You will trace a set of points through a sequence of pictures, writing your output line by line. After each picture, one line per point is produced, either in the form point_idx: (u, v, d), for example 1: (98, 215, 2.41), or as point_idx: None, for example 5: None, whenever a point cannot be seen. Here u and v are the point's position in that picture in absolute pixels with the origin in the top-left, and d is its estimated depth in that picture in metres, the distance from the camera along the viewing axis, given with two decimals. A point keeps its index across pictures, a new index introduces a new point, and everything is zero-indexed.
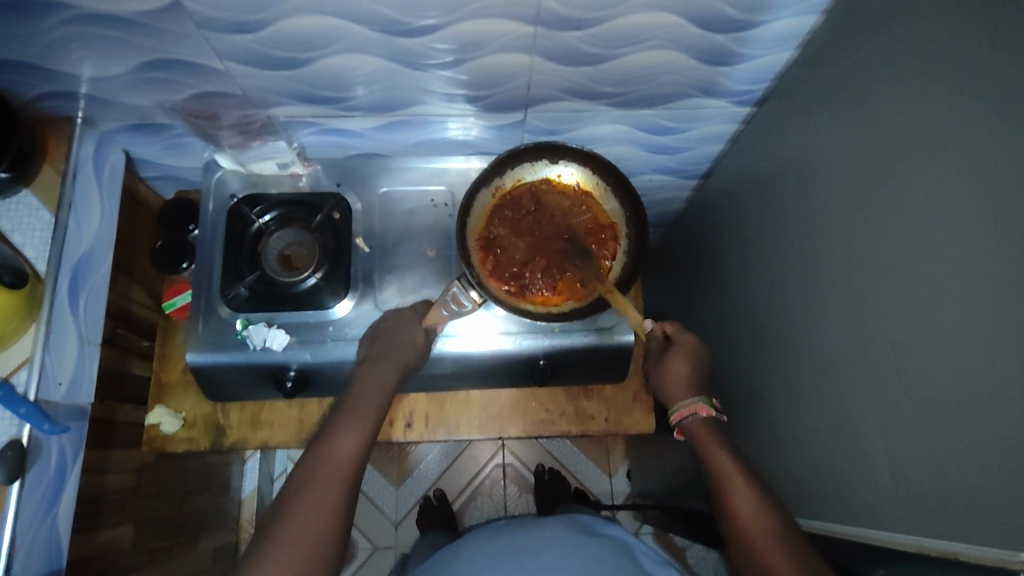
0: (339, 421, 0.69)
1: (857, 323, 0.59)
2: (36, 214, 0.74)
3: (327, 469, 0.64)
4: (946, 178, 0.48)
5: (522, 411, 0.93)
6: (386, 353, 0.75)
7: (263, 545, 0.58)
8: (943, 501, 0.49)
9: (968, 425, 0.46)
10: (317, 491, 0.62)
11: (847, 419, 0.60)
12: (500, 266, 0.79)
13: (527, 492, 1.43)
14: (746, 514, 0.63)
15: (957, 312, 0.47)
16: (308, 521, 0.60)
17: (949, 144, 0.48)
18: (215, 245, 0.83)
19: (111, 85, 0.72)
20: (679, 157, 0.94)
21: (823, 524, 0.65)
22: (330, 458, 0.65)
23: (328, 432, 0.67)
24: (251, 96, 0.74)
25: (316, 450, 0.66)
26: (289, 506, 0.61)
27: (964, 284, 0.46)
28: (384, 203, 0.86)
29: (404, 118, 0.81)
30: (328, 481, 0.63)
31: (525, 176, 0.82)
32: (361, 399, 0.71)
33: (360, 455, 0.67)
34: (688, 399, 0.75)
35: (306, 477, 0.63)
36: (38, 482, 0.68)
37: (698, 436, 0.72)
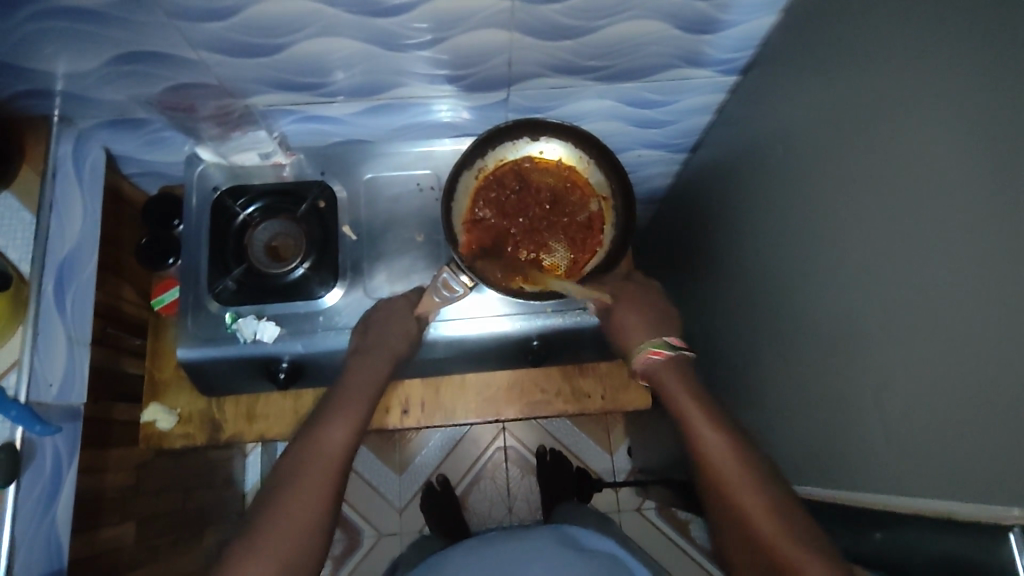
0: (330, 413, 0.69)
1: (851, 287, 0.58)
2: (18, 215, 0.73)
3: (318, 459, 0.64)
4: (933, 135, 0.47)
5: (518, 392, 0.93)
6: (378, 344, 0.75)
7: (252, 535, 0.59)
8: (941, 462, 0.49)
9: (961, 384, 0.46)
10: (305, 482, 0.62)
11: (842, 385, 0.60)
12: (491, 249, 0.79)
13: (529, 474, 1.43)
14: (729, 474, 0.65)
15: (947, 272, 0.46)
16: (294, 512, 0.60)
17: (938, 99, 0.47)
18: (201, 239, 0.82)
19: (85, 80, 0.70)
20: (667, 130, 0.93)
21: (825, 489, 0.65)
22: (320, 450, 0.65)
23: (317, 423, 0.68)
24: (229, 85, 0.72)
25: (308, 440, 0.66)
26: (278, 498, 0.61)
27: (956, 240, 0.45)
28: (370, 189, 0.85)
29: (385, 102, 0.79)
30: (318, 472, 0.63)
31: (507, 156, 0.81)
32: (352, 391, 0.71)
33: (351, 446, 0.67)
34: (640, 347, 0.76)
35: (293, 467, 0.64)
36: (33, 483, 0.67)
37: (666, 385, 0.73)
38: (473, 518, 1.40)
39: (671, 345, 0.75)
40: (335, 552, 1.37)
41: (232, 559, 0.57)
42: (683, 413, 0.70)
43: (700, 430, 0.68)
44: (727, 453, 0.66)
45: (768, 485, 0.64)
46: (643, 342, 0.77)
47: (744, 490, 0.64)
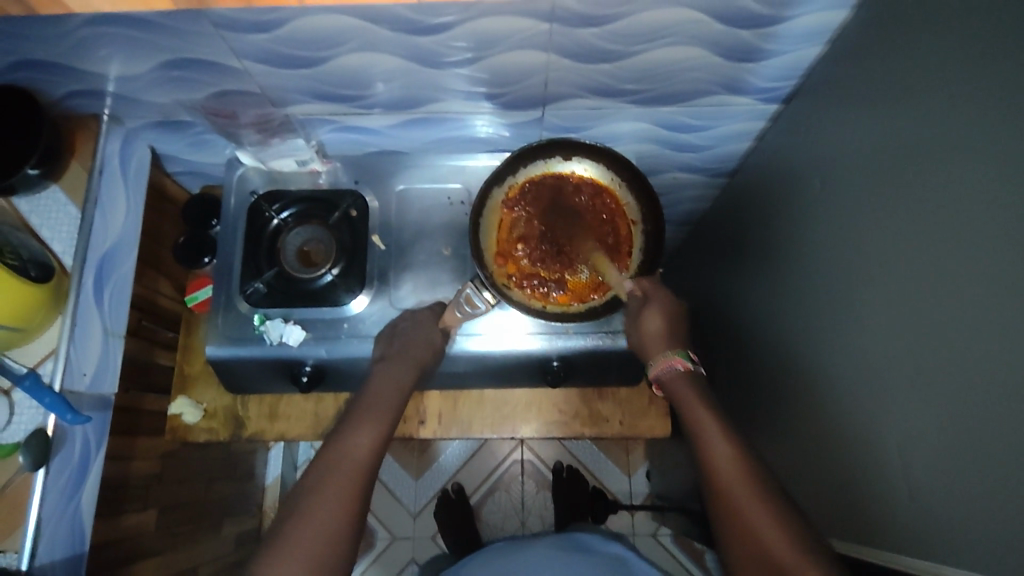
0: (356, 419, 0.69)
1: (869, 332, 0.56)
2: (64, 209, 0.77)
3: (342, 470, 0.64)
4: (974, 186, 0.45)
5: (536, 411, 0.93)
6: (403, 355, 0.75)
7: (275, 548, 0.59)
8: (972, 525, 0.47)
9: (996, 449, 0.43)
10: (331, 494, 0.62)
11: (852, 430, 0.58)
12: (518, 268, 0.79)
13: (545, 490, 1.42)
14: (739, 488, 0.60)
15: (984, 330, 0.44)
16: (317, 524, 0.60)
17: (982, 147, 0.45)
18: (236, 240, 0.85)
19: (136, 83, 0.73)
20: (705, 155, 0.91)
21: (848, 543, 0.62)
22: (346, 459, 0.65)
23: (341, 433, 0.68)
24: (271, 94, 0.74)
25: (332, 448, 0.66)
26: (302, 508, 0.61)
27: (996, 297, 0.43)
28: (401, 201, 0.86)
29: (421, 116, 0.80)
30: (340, 483, 0.63)
31: (538, 173, 0.80)
32: (377, 398, 0.71)
33: (375, 454, 0.67)
34: (663, 353, 0.72)
35: (318, 477, 0.63)
36: (62, 468, 0.70)
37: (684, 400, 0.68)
38: (486, 530, 1.40)
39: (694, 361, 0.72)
40: None
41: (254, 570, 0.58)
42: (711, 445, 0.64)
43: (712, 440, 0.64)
44: (732, 454, 0.62)
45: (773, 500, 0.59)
46: (665, 348, 0.72)
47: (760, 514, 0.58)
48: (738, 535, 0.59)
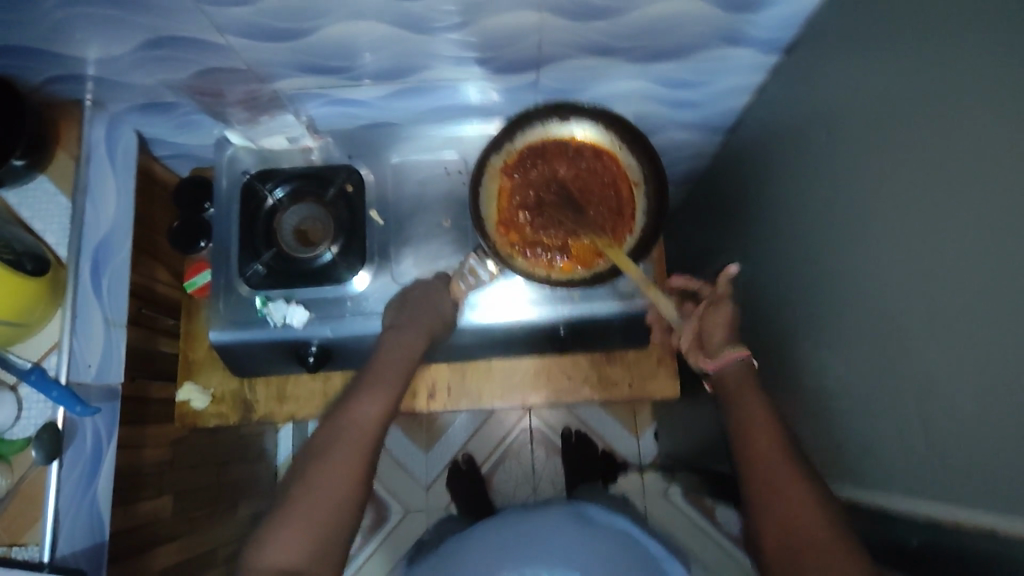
0: (364, 387, 0.70)
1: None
2: (54, 200, 0.75)
3: (351, 432, 0.65)
4: (986, 130, 0.44)
5: (544, 378, 0.93)
6: (413, 321, 0.76)
7: (283, 513, 0.59)
8: (988, 468, 0.47)
9: (1011, 395, 0.43)
10: (341, 459, 0.63)
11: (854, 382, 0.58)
12: (521, 236, 0.78)
13: (554, 455, 1.44)
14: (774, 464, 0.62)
15: (997, 278, 0.44)
16: (326, 487, 0.61)
17: (994, 90, 0.43)
18: (231, 222, 0.83)
19: (117, 65, 0.71)
20: (703, 112, 0.89)
21: (863, 489, 0.62)
22: (356, 424, 0.66)
23: (349, 402, 0.68)
24: (256, 70, 0.72)
25: (342, 413, 0.67)
26: (310, 468, 0.62)
27: (1008, 242, 0.43)
28: (397, 173, 0.85)
29: (412, 85, 0.78)
30: (351, 444, 0.64)
31: (536, 138, 0.79)
32: (387, 366, 0.72)
33: (382, 423, 0.68)
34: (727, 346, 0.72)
35: (325, 444, 0.64)
36: (75, 460, 0.70)
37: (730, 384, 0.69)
38: (498, 497, 1.42)
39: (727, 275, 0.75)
40: (364, 524, 1.41)
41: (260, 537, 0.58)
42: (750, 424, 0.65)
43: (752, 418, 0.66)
44: (766, 434, 0.64)
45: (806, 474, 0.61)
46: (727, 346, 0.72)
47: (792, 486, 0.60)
48: (766, 501, 0.61)
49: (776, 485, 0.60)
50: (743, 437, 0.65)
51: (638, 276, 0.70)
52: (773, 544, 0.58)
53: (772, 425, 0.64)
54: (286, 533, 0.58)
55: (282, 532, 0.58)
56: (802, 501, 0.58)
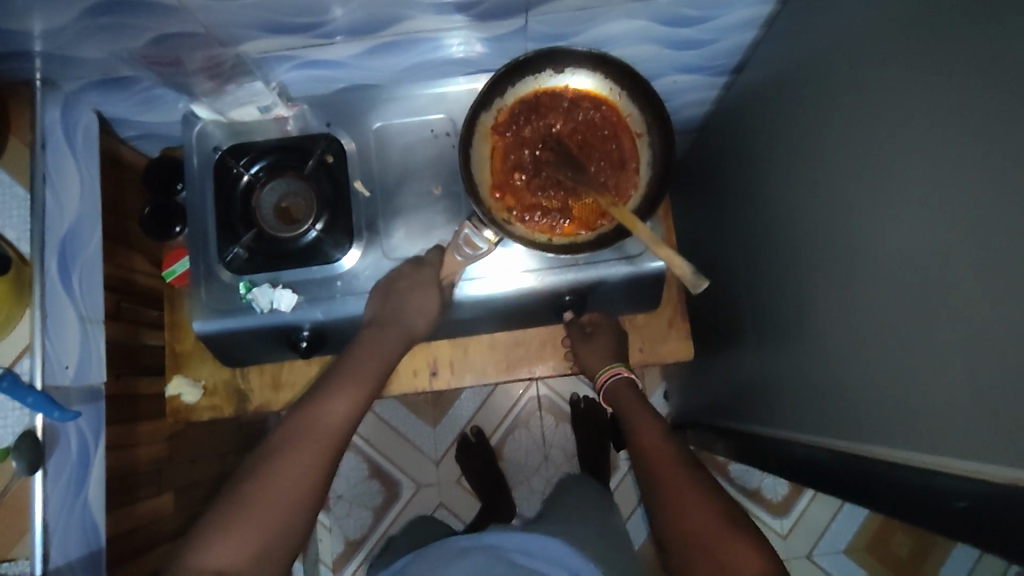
0: (333, 385, 0.66)
1: (903, 229, 0.50)
2: (10, 190, 0.69)
3: (312, 433, 0.61)
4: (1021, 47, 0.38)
5: (551, 348, 0.89)
6: (396, 319, 0.73)
7: (233, 502, 0.56)
8: (989, 422, 0.43)
9: None
10: (301, 452, 0.60)
11: (883, 336, 0.53)
12: (518, 200, 0.73)
13: (564, 422, 1.41)
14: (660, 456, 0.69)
15: None
16: (282, 478, 0.58)
17: None
18: (206, 203, 0.77)
19: (63, 37, 0.64)
20: (706, 51, 0.82)
21: (855, 443, 0.60)
22: (317, 424, 0.62)
23: (318, 396, 0.65)
24: (216, 33, 0.65)
25: (306, 412, 0.63)
26: (264, 469, 0.58)
27: None
28: (380, 140, 0.78)
29: (389, 40, 0.71)
30: (308, 445, 0.60)
31: (527, 91, 0.73)
32: (360, 364, 0.69)
33: (348, 423, 0.64)
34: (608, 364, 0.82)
35: (287, 437, 0.61)
36: (60, 467, 0.65)
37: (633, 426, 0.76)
38: (509, 468, 1.40)
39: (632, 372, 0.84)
40: (376, 502, 1.39)
41: (208, 526, 0.55)
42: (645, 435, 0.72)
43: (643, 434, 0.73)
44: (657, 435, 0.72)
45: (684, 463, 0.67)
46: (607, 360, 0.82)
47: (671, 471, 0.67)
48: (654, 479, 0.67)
49: (675, 482, 0.65)
50: (642, 457, 0.71)
51: (647, 236, 0.64)
52: (677, 539, 0.61)
53: (668, 447, 0.70)
54: (225, 539, 0.54)
55: (222, 537, 0.54)
56: (701, 497, 0.62)
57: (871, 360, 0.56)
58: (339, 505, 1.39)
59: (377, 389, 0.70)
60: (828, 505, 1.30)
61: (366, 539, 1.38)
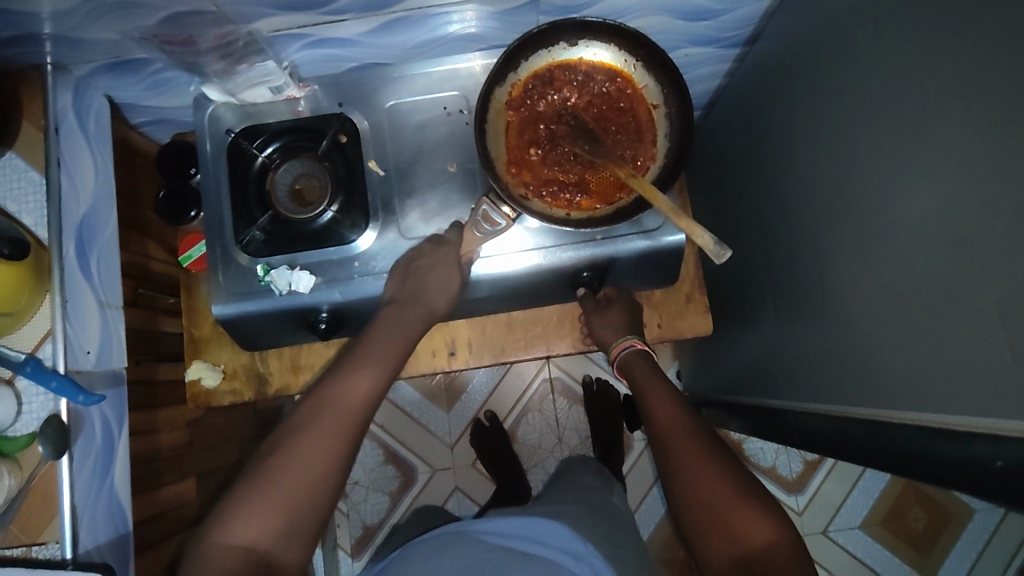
0: (355, 363, 0.66)
1: (936, 188, 0.49)
2: (26, 176, 0.69)
3: (336, 409, 0.61)
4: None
5: (568, 326, 0.88)
6: (415, 298, 0.72)
7: (255, 481, 0.56)
8: None
9: None
10: (322, 432, 0.59)
11: (913, 299, 0.53)
12: (535, 175, 0.72)
13: (577, 404, 1.41)
14: (672, 425, 0.67)
15: None
16: (303, 458, 0.57)
17: None
18: (220, 187, 0.77)
19: (73, 19, 0.63)
20: (721, 22, 0.81)
21: (884, 409, 0.59)
22: (340, 401, 0.62)
23: (339, 375, 0.65)
24: (227, 11, 0.64)
25: (329, 389, 0.63)
26: (289, 444, 0.59)
27: None
28: (393, 118, 0.78)
29: (400, 16, 0.70)
30: (332, 421, 0.61)
31: (542, 65, 0.72)
32: (381, 343, 0.69)
33: (372, 400, 0.64)
34: (622, 337, 0.81)
35: (308, 416, 0.61)
36: (86, 451, 0.66)
37: (644, 390, 0.74)
38: (525, 450, 1.40)
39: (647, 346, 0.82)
40: (392, 487, 1.40)
41: (228, 504, 0.56)
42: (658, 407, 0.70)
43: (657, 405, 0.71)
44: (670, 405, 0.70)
45: (699, 436, 0.65)
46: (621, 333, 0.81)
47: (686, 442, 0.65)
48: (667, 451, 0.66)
49: (690, 453, 0.64)
50: (654, 422, 0.69)
51: (667, 205, 0.63)
52: (689, 509, 0.61)
53: (680, 414, 0.69)
54: (252, 512, 0.55)
55: (250, 510, 0.55)
56: (716, 466, 0.62)
57: (899, 325, 0.55)
58: (357, 491, 1.40)
59: (398, 367, 0.70)
60: (845, 481, 1.30)
61: (384, 523, 1.38)
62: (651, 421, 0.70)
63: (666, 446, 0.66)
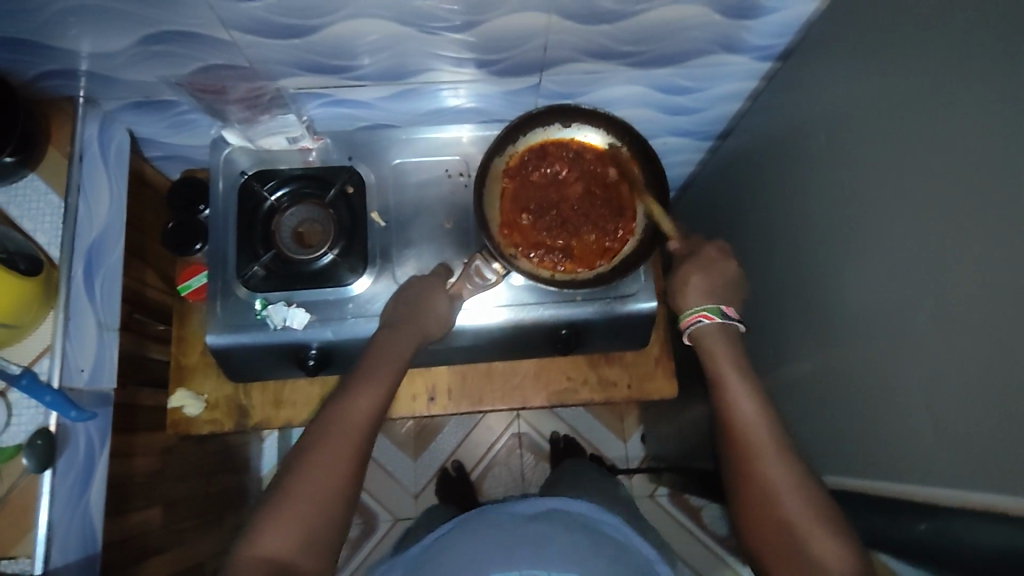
0: (356, 380, 0.68)
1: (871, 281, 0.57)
2: (45, 198, 0.73)
3: (342, 427, 0.64)
4: (975, 132, 0.46)
5: (544, 380, 0.93)
6: (412, 320, 0.74)
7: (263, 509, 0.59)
8: None
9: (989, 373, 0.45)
10: (330, 450, 0.62)
11: None
12: (524, 237, 0.78)
13: (543, 461, 1.43)
14: (748, 421, 0.65)
15: (984, 268, 0.45)
16: (313, 484, 0.59)
17: (978, 94, 0.46)
18: (228, 223, 0.82)
19: (113, 61, 0.69)
20: (697, 118, 0.91)
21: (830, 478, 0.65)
22: (347, 418, 0.64)
23: (342, 394, 0.66)
24: (258, 68, 0.71)
25: (334, 408, 0.65)
26: (298, 466, 0.61)
27: (986, 232, 0.45)
28: (398, 175, 0.84)
29: (413, 87, 0.77)
30: (343, 440, 0.63)
31: (537, 141, 0.79)
32: (379, 358, 0.70)
33: (376, 414, 0.66)
34: (691, 308, 0.73)
35: (316, 436, 0.63)
36: (67, 468, 0.67)
37: (711, 349, 0.71)
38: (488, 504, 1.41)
39: (729, 315, 0.73)
40: (352, 534, 1.38)
41: None
42: (724, 378, 0.68)
43: (731, 390, 0.67)
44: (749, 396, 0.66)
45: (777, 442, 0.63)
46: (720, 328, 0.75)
47: (766, 450, 0.62)
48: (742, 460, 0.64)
49: (747, 450, 0.64)
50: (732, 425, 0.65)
51: (670, 224, 0.75)
52: (742, 496, 0.63)
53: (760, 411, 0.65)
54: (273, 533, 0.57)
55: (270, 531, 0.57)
56: (777, 460, 0.62)
57: None
58: None
59: None
60: None
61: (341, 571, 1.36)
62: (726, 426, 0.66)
63: (741, 452, 0.64)
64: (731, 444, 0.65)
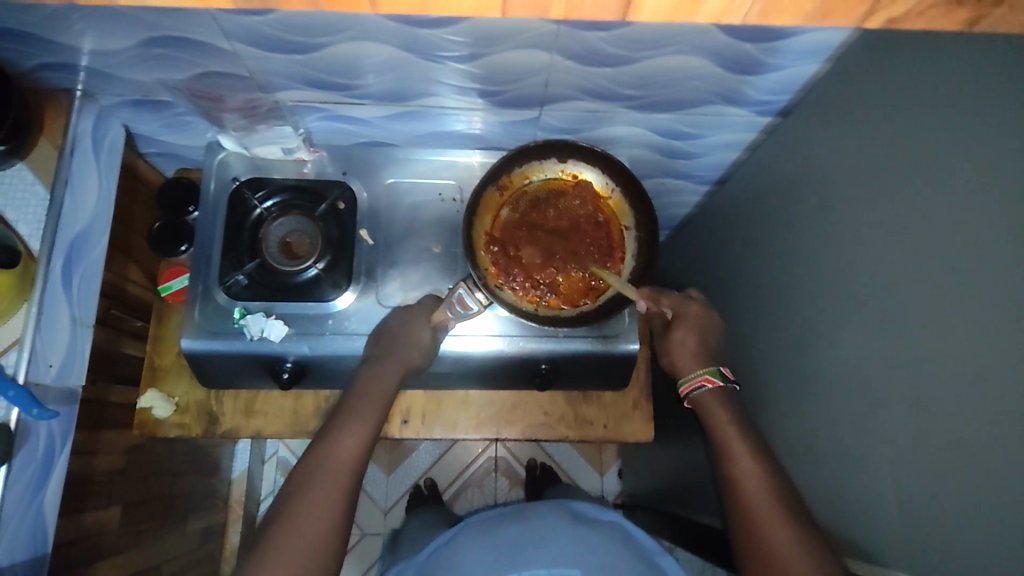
0: (341, 422, 0.68)
1: None
2: (31, 188, 0.72)
3: (325, 468, 0.64)
4: (970, 219, 0.46)
5: (521, 412, 0.92)
6: (390, 355, 0.74)
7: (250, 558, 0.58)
8: None
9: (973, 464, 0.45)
10: (319, 494, 0.61)
11: None
12: (511, 269, 0.77)
13: (517, 487, 1.42)
14: (760, 504, 0.59)
15: (970, 356, 0.45)
16: (306, 528, 0.59)
17: (975, 180, 0.46)
18: (216, 228, 0.81)
19: (113, 60, 0.69)
20: (695, 162, 0.91)
21: None
22: (333, 463, 0.64)
23: (328, 435, 0.67)
24: (259, 79, 0.71)
25: (317, 451, 0.65)
26: (286, 511, 0.60)
27: (975, 320, 0.45)
28: (390, 195, 0.84)
29: (414, 109, 0.77)
30: (333, 486, 0.63)
31: (533, 174, 0.79)
32: (363, 400, 0.71)
33: (360, 456, 0.67)
34: (694, 371, 0.73)
35: (303, 478, 0.63)
36: (24, 465, 0.66)
37: (709, 413, 0.69)
38: None
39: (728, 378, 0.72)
40: None
41: None
42: (727, 450, 0.64)
43: (739, 470, 0.62)
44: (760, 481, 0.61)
45: (792, 521, 0.57)
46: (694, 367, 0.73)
47: (780, 529, 0.57)
48: (756, 549, 0.58)
49: (760, 534, 0.57)
50: (740, 497, 0.61)
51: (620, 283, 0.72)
52: None
53: (769, 493, 0.60)
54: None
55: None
56: (795, 543, 0.56)
57: None
58: None
59: None
60: None
61: None
62: (741, 507, 0.60)
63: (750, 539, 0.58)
64: (742, 530, 0.59)
